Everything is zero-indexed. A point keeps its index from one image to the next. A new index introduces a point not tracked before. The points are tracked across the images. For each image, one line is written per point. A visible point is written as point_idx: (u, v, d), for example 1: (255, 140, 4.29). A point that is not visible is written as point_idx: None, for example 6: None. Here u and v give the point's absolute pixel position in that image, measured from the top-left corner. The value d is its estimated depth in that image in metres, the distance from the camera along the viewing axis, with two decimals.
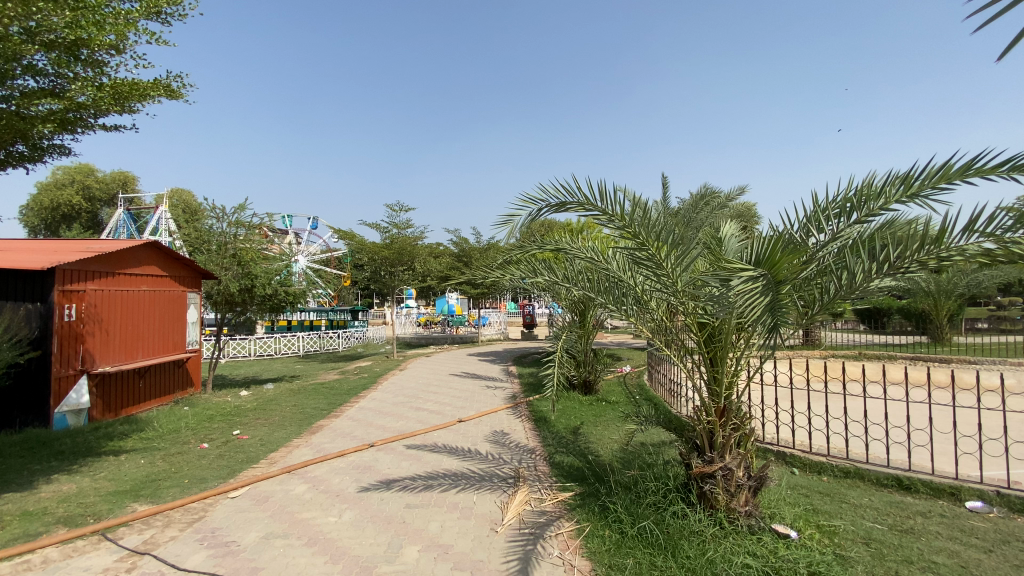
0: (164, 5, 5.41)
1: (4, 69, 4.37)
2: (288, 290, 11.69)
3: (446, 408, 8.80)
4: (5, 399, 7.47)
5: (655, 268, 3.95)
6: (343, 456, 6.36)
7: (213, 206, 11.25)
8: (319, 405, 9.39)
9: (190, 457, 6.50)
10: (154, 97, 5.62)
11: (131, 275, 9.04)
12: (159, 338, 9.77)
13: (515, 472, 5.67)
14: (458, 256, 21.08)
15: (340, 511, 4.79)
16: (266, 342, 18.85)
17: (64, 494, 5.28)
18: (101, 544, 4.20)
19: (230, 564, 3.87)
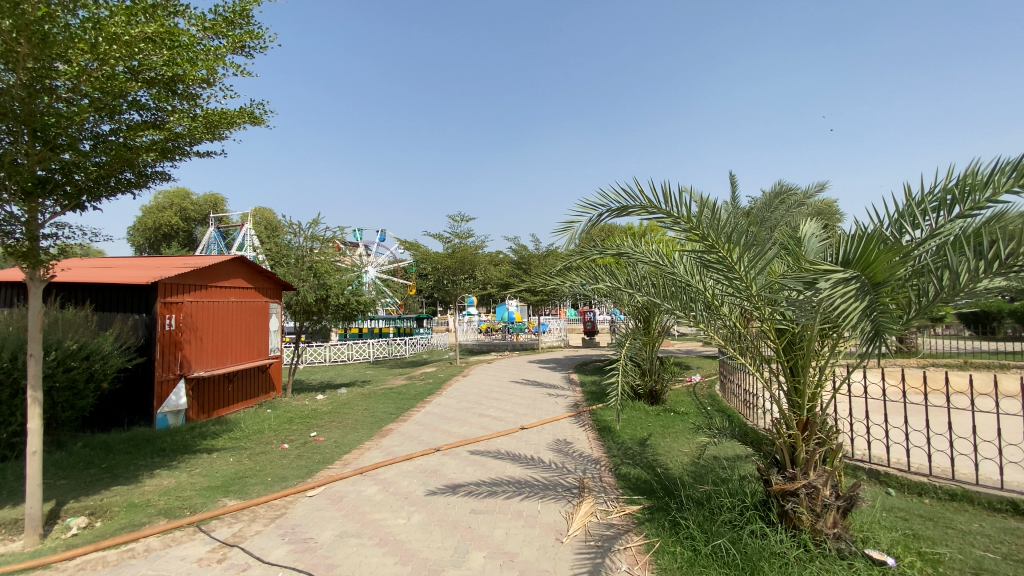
0: (248, 39, 5.89)
1: (115, 106, 4.92)
2: (360, 299, 12.21)
3: (509, 415, 8.83)
4: (116, 400, 8.36)
5: (726, 271, 3.75)
6: (410, 460, 6.54)
7: (291, 223, 12.07)
8: (388, 409, 9.73)
9: (272, 457, 6.96)
10: (239, 124, 6.11)
11: (221, 287, 9.86)
12: (245, 345, 10.57)
13: (579, 482, 5.57)
14: (518, 263, 21.17)
15: (409, 513, 4.92)
16: (339, 348, 19.84)
17: (166, 487, 5.83)
18: (196, 535, 4.58)
19: (308, 560, 4.09)
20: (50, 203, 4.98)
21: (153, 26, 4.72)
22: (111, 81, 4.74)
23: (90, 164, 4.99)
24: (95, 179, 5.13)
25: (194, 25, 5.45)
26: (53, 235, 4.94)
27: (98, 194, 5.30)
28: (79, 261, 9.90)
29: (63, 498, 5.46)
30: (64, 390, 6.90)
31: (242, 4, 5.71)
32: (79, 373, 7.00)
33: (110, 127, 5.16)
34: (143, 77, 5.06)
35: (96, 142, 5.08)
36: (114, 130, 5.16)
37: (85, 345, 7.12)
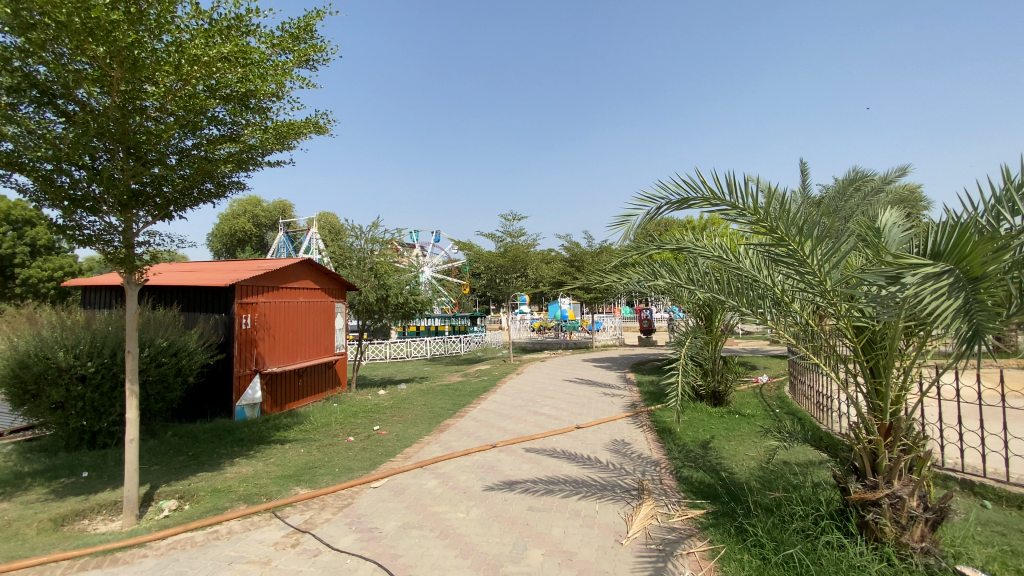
0: (312, 53, 6.20)
1: (196, 122, 5.34)
2: (417, 298, 12.58)
3: (565, 414, 8.80)
4: (200, 394, 9.06)
5: (797, 265, 3.55)
6: (468, 455, 6.66)
7: (353, 226, 12.61)
8: (445, 405, 9.97)
9: (339, 449, 7.31)
10: (305, 134, 6.45)
11: (291, 288, 10.47)
12: (313, 343, 11.16)
13: (639, 484, 5.46)
14: (571, 260, 20.99)
15: (468, 508, 5.02)
16: (398, 346, 20.54)
17: (244, 475, 6.27)
18: (272, 520, 4.89)
19: (373, 549, 4.26)
20: (143, 214, 5.47)
21: (228, 46, 5.11)
22: (193, 99, 5.13)
23: (176, 176, 5.42)
24: (180, 191, 5.56)
25: (264, 43, 5.80)
26: (146, 242, 5.43)
27: (184, 205, 5.76)
28: (167, 266, 10.83)
29: (156, 482, 6.01)
30: (156, 384, 7.58)
31: (306, 20, 6.03)
32: (169, 368, 7.70)
33: (193, 141, 5.60)
34: (220, 94, 5.44)
35: (181, 156, 5.51)
36: (196, 144, 5.59)
37: (173, 343, 7.80)
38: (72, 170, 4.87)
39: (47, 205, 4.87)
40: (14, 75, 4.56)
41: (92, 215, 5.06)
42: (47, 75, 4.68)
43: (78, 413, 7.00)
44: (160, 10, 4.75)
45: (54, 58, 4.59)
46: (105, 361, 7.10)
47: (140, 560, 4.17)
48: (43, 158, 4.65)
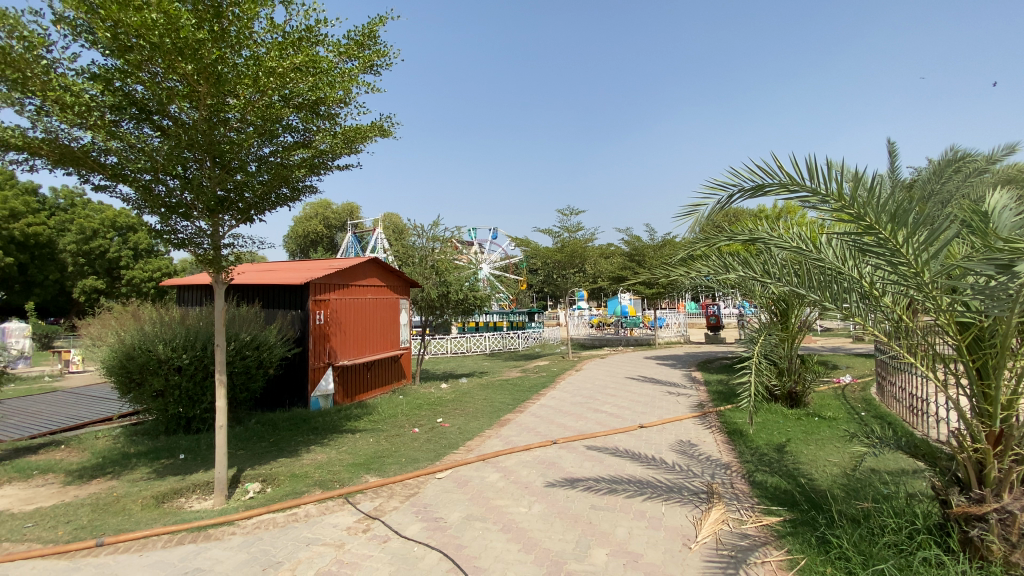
0: (376, 58, 6.43)
1: (273, 130, 5.69)
2: (477, 294, 12.77)
3: (627, 412, 8.62)
4: (279, 384, 9.68)
5: (888, 255, 3.22)
6: (529, 451, 6.68)
7: (415, 225, 13.00)
8: (505, 400, 10.06)
9: (405, 439, 7.58)
10: (371, 138, 6.70)
11: (359, 286, 10.95)
12: (380, 338, 11.64)
13: (708, 487, 5.24)
14: (631, 255, 20.47)
15: (530, 503, 5.04)
16: (458, 341, 20.98)
17: (319, 462, 6.64)
18: (345, 506, 5.14)
19: (439, 538, 4.38)
20: (228, 218, 5.88)
21: (300, 57, 5.42)
22: (269, 109, 5.47)
23: (256, 182, 5.79)
24: (260, 196, 5.95)
25: (332, 52, 6.08)
26: (230, 244, 5.85)
27: (264, 209, 6.15)
28: (250, 266, 11.70)
29: (242, 466, 6.51)
30: (240, 375, 8.21)
31: (370, 27, 6.26)
32: (252, 360, 8.30)
33: (271, 149, 5.98)
34: (293, 103, 5.77)
35: (260, 163, 5.90)
36: (273, 152, 5.97)
37: (256, 337, 8.41)
38: (167, 180, 5.33)
39: (146, 211, 5.37)
40: (117, 95, 5.05)
41: (185, 220, 5.52)
42: (144, 94, 5.16)
43: (175, 401, 7.71)
44: (239, 27, 5.12)
45: (149, 78, 5.04)
46: (197, 354, 7.77)
47: (230, 537, 4.53)
48: (143, 169, 5.12)
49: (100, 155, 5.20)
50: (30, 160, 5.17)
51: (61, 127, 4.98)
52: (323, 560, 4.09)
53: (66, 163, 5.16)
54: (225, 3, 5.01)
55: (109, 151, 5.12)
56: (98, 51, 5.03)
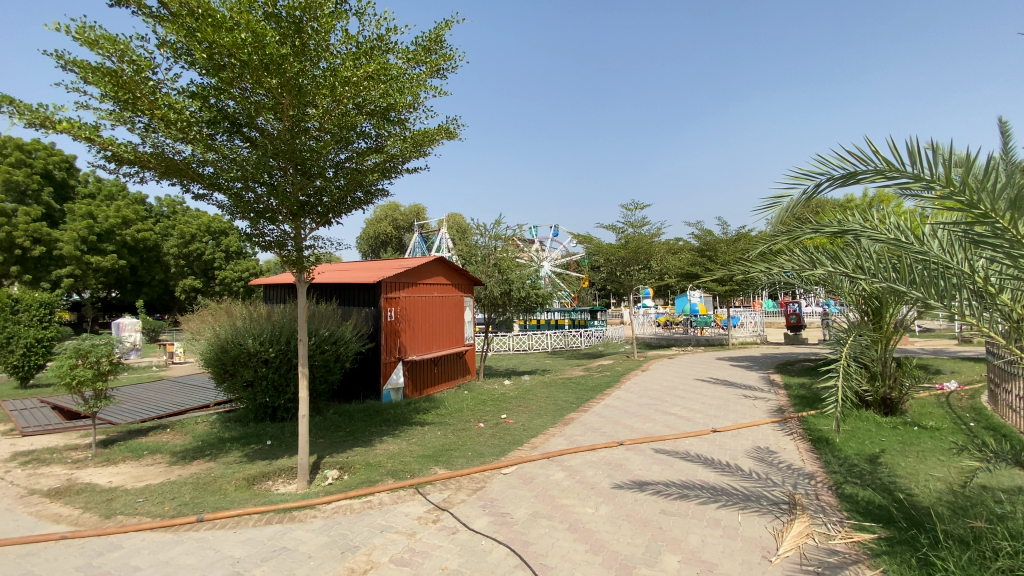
0: (442, 62, 6.58)
1: (348, 137, 6.03)
2: (539, 292, 12.78)
3: (697, 415, 8.29)
4: (353, 378, 10.21)
5: (1007, 247, 2.86)
6: (595, 451, 6.59)
7: (478, 224, 13.23)
8: (569, 398, 10.00)
9: (471, 434, 7.75)
10: (438, 140, 6.88)
11: (427, 284, 11.30)
12: (446, 334, 11.98)
13: (790, 498, 4.92)
14: (700, 250, 19.60)
15: (597, 504, 4.97)
16: (520, 338, 21.12)
17: (392, 452, 6.93)
18: (415, 496, 5.34)
19: (506, 533, 4.43)
20: (309, 221, 6.27)
21: (372, 65, 5.67)
22: (344, 117, 5.78)
23: (333, 187, 6.14)
24: (337, 201, 6.30)
25: (402, 59, 6.31)
26: (311, 245, 6.23)
27: (340, 212, 6.50)
28: (327, 266, 12.43)
29: (322, 453, 6.94)
30: (320, 368, 8.74)
31: (437, 32, 6.42)
32: (330, 354, 8.81)
33: (347, 155, 6.32)
34: (366, 110, 6.05)
35: (337, 169, 6.25)
36: (348, 157, 6.31)
37: (333, 332, 8.92)
38: (255, 187, 5.77)
39: (239, 217, 5.83)
40: (212, 110, 5.53)
41: (272, 224, 5.95)
42: (235, 108, 5.61)
43: (263, 390, 8.35)
44: (318, 40, 5.44)
45: (240, 94, 5.47)
46: (282, 347, 8.36)
47: (312, 519, 4.84)
48: (235, 178, 5.57)
49: (199, 166, 5.72)
50: (142, 173, 5.78)
51: (167, 142, 5.52)
52: (396, 547, 4.26)
53: (171, 174, 5.72)
54: (305, 19, 5.32)
55: (206, 162, 5.61)
56: (195, 71, 5.52)
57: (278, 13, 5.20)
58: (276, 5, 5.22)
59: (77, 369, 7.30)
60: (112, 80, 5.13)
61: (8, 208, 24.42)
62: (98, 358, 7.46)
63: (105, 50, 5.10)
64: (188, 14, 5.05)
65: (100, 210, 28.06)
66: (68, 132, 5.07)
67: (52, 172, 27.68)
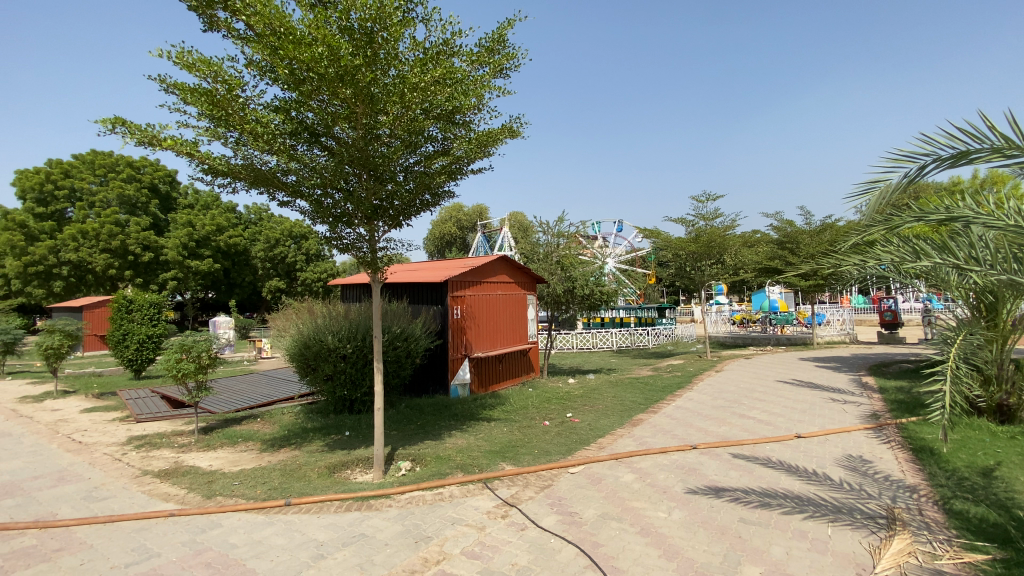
0: (506, 61, 6.63)
1: (416, 142, 6.25)
2: (603, 289, 12.55)
3: (778, 419, 7.79)
4: (422, 373, 10.57)
5: None
6: (666, 454, 6.37)
7: (541, 222, 13.19)
8: (637, 399, 9.75)
9: (538, 431, 7.77)
10: (502, 140, 6.93)
11: (491, 282, 11.47)
12: (510, 332, 12.09)
13: (887, 512, 4.49)
14: (779, 242, 18.37)
15: (669, 509, 4.80)
16: (585, 337, 20.89)
17: (460, 446, 7.11)
18: (484, 490, 5.43)
19: (575, 533, 4.39)
20: (382, 225, 6.56)
21: (438, 70, 5.84)
22: (413, 122, 5.99)
23: (403, 191, 6.40)
24: (407, 204, 6.55)
25: (467, 62, 6.43)
26: (384, 248, 6.52)
27: (410, 215, 6.74)
28: (398, 266, 12.95)
29: (395, 445, 7.25)
30: (392, 363, 9.12)
31: (500, 32, 6.47)
32: (402, 350, 9.17)
33: (415, 159, 6.56)
34: (433, 115, 6.23)
35: (407, 173, 6.50)
36: (417, 161, 6.55)
37: (404, 330, 9.28)
38: (333, 193, 6.11)
39: (319, 221, 6.20)
40: (293, 122, 5.92)
41: (348, 228, 6.28)
42: (313, 119, 5.96)
43: (342, 384, 8.85)
44: (388, 49, 5.66)
45: (318, 105, 5.79)
46: (359, 343, 8.81)
47: (387, 508, 5.06)
48: (315, 185, 5.94)
49: (283, 175, 6.14)
50: (234, 183, 6.29)
51: (255, 154, 5.98)
52: (467, 540, 4.35)
53: (259, 183, 6.19)
54: (377, 29, 5.55)
55: (290, 171, 6.02)
56: (278, 86, 5.92)
57: (351, 26, 5.45)
58: (350, 18, 5.47)
59: (182, 362, 8.09)
60: (207, 100, 5.61)
61: (123, 219, 27.60)
62: (199, 352, 8.23)
63: (201, 72, 5.60)
64: (271, 33, 5.39)
65: (198, 219, 31.03)
66: (172, 148, 5.62)
67: (157, 185, 30.96)
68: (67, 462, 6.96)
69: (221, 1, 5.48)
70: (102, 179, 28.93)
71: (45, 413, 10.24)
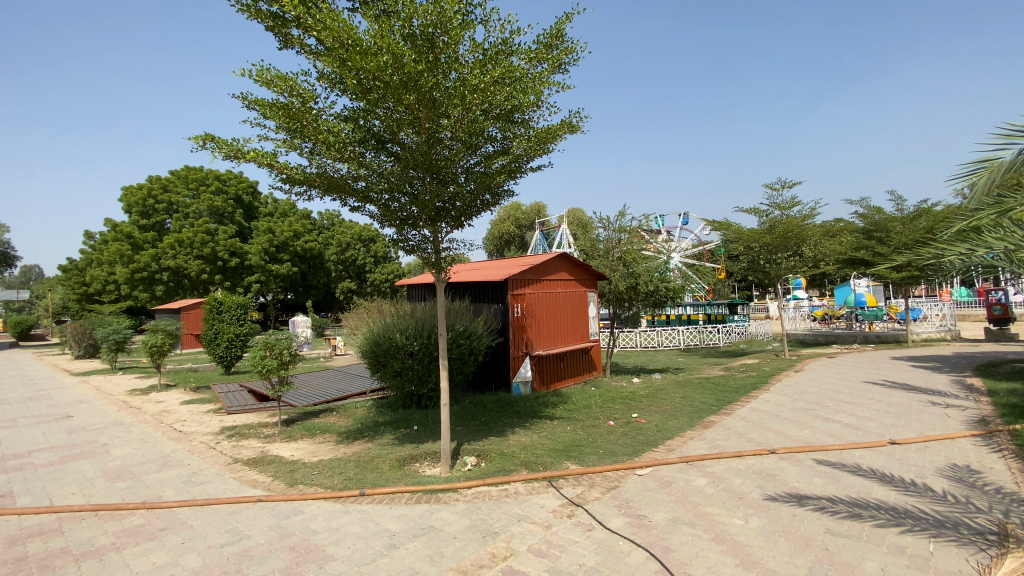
0: (564, 57, 6.54)
1: (476, 143, 6.34)
2: (669, 285, 12.06)
3: (868, 424, 7.15)
4: (485, 370, 10.70)
5: None
6: (741, 458, 6.05)
7: (601, 217, 12.94)
8: (707, 400, 9.33)
9: (602, 431, 7.64)
10: (561, 136, 6.87)
11: (551, 280, 11.43)
12: (571, 330, 11.99)
13: (1003, 528, 4.00)
14: (865, 231, 16.91)
15: (746, 515, 4.55)
16: (649, 335, 20.30)
17: (524, 443, 7.13)
18: (549, 489, 5.41)
19: (645, 536, 4.27)
20: (444, 226, 6.70)
21: (498, 70, 5.88)
22: (473, 124, 6.09)
23: (464, 192, 6.51)
24: (468, 205, 6.65)
25: (525, 59, 6.42)
26: (447, 248, 6.66)
27: (471, 215, 6.83)
28: (460, 266, 13.21)
29: (461, 440, 7.40)
30: (456, 360, 9.32)
31: (558, 27, 6.40)
32: (465, 348, 9.35)
33: (476, 160, 6.65)
34: (492, 115, 6.29)
35: (468, 174, 6.60)
36: (477, 162, 6.63)
37: (467, 328, 9.45)
38: (400, 197, 6.33)
39: (386, 225, 6.46)
40: (361, 130, 6.15)
41: (414, 230, 6.49)
42: (380, 126, 6.19)
43: (410, 380, 9.16)
44: (448, 52, 5.77)
45: (383, 113, 6.00)
46: (425, 341, 9.09)
47: (455, 502, 5.18)
48: (383, 190, 6.20)
49: (353, 181, 6.43)
50: (310, 191, 6.68)
51: (328, 162, 6.32)
52: (534, 537, 4.35)
53: (332, 190, 6.52)
54: (438, 34, 5.65)
55: (360, 177, 6.31)
56: (347, 96, 6.20)
57: (413, 33, 5.60)
58: (412, 25, 5.62)
59: (266, 359, 8.71)
60: (284, 113, 5.97)
61: (213, 228, 30.27)
62: (281, 350, 8.83)
63: (278, 87, 5.97)
64: (340, 46, 5.62)
65: (278, 226, 33.40)
66: (254, 160, 6.05)
67: (241, 196, 33.66)
68: (170, 449, 7.71)
69: (294, 20, 5.81)
70: (194, 193, 31.87)
71: (152, 404, 11.40)
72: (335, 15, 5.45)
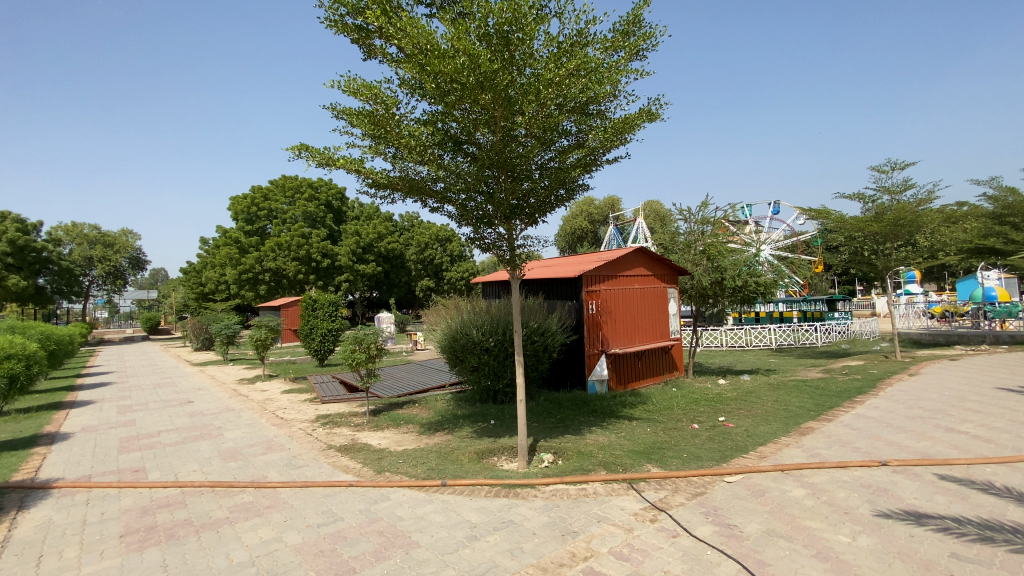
0: (642, 43, 6.31)
1: (551, 138, 6.29)
2: (759, 280, 11.24)
3: (1004, 436, 6.22)
4: (559, 368, 10.64)
5: None
6: (846, 469, 5.50)
7: (682, 210, 12.27)
8: (803, 404, 8.60)
9: (685, 434, 7.31)
10: (640, 125, 6.62)
11: (627, 276, 11.11)
12: (649, 327, 11.60)
13: None
14: (996, 215, 14.78)
15: (853, 533, 4.12)
16: (736, 334, 19.12)
17: (602, 443, 7.00)
18: (630, 491, 5.26)
19: (735, 547, 4.01)
20: (519, 223, 6.72)
21: (573, 62, 5.79)
22: (548, 119, 6.07)
23: (539, 188, 6.49)
24: (543, 201, 6.63)
25: (600, 49, 6.26)
26: (523, 245, 6.68)
27: (546, 211, 6.78)
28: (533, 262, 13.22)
29: (538, 437, 7.42)
30: (531, 357, 9.36)
31: (635, 12, 6.18)
32: (539, 345, 9.35)
33: (551, 155, 6.60)
34: (567, 109, 6.22)
35: (543, 170, 6.57)
36: (552, 157, 6.58)
37: (541, 325, 9.44)
38: (476, 196, 6.41)
39: (463, 225, 6.59)
40: (440, 133, 6.33)
41: (489, 229, 6.56)
42: (457, 128, 6.32)
43: (486, 375, 9.33)
44: (523, 49, 5.78)
45: (460, 114, 6.11)
46: (500, 337, 9.18)
47: (534, 498, 5.18)
48: (460, 190, 6.33)
49: (433, 183, 6.64)
50: (393, 194, 6.97)
51: (410, 166, 6.57)
52: (615, 540, 4.25)
53: (413, 193, 6.77)
54: (512, 31, 5.65)
55: (439, 179, 6.51)
56: (427, 100, 6.38)
57: (489, 32, 5.66)
58: (486, 25, 5.70)
59: (356, 352, 9.26)
60: (370, 120, 6.27)
61: (307, 232, 32.81)
62: (369, 344, 9.32)
63: (364, 96, 6.29)
64: (419, 53, 5.81)
65: (363, 229, 35.48)
66: (344, 167, 6.43)
67: (330, 202, 36.17)
68: (273, 434, 8.44)
69: (376, 31, 6.10)
70: (290, 200, 34.74)
71: (257, 393, 12.56)
72: (415, 23, 5.62)
